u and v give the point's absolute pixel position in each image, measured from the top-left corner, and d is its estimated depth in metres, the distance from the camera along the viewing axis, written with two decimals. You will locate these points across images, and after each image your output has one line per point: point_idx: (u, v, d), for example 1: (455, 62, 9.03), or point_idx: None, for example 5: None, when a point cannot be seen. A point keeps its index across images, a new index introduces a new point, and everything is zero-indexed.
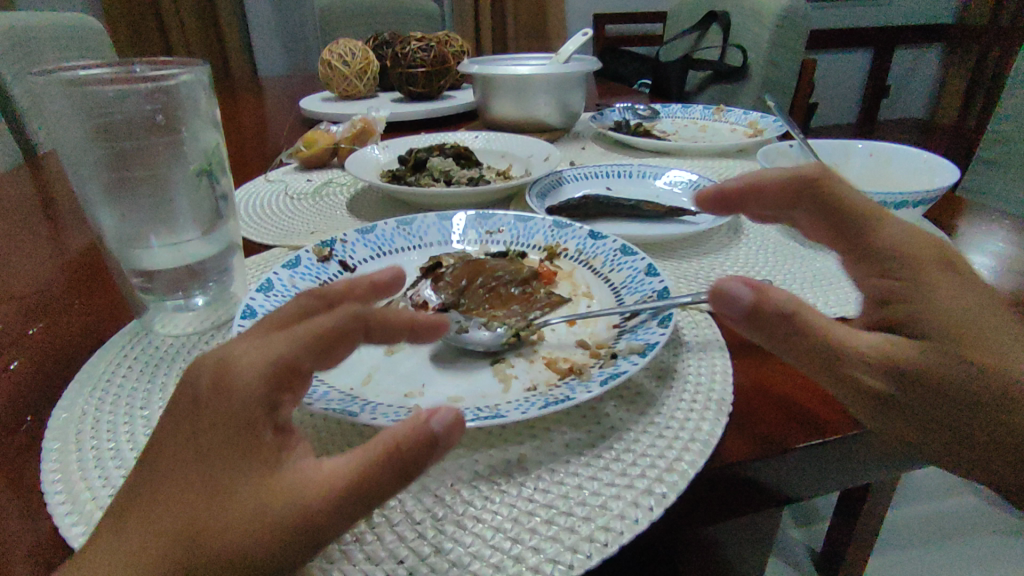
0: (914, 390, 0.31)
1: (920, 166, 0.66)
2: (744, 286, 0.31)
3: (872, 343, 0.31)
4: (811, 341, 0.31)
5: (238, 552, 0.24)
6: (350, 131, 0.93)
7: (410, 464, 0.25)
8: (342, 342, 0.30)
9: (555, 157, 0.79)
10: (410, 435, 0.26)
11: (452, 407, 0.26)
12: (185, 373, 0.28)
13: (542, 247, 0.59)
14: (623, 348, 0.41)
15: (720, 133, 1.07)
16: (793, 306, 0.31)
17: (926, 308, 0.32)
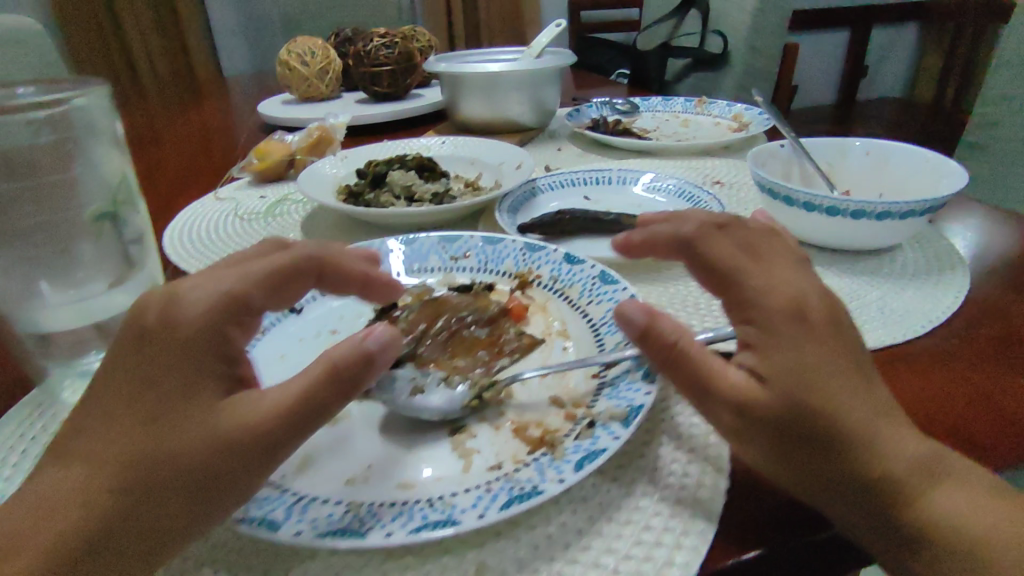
0: (758, 439, 0.28)
1: (924, 166, 0.60)
2: (638, 311, 0.30)
3: (734, 383, 0.29)
4: (689, 374, 0.29)
5: (189, 468, 0.25)
6: (306, 140, 0.85)
7: (348, 382, 0.27)
8: (294, 286, 0.34)
9: (527, 164, 0.72)
10: (347, 355, 0.28)
11: (387, 327, 0.28)
12: (132, 310, 0.29)
13: (513, 273, 0.53)
14: (601, 412, 0.35)
15: (704, 128, 1.01)
16: (676, 337, 0.30)
17: (776, 358, 0.28)
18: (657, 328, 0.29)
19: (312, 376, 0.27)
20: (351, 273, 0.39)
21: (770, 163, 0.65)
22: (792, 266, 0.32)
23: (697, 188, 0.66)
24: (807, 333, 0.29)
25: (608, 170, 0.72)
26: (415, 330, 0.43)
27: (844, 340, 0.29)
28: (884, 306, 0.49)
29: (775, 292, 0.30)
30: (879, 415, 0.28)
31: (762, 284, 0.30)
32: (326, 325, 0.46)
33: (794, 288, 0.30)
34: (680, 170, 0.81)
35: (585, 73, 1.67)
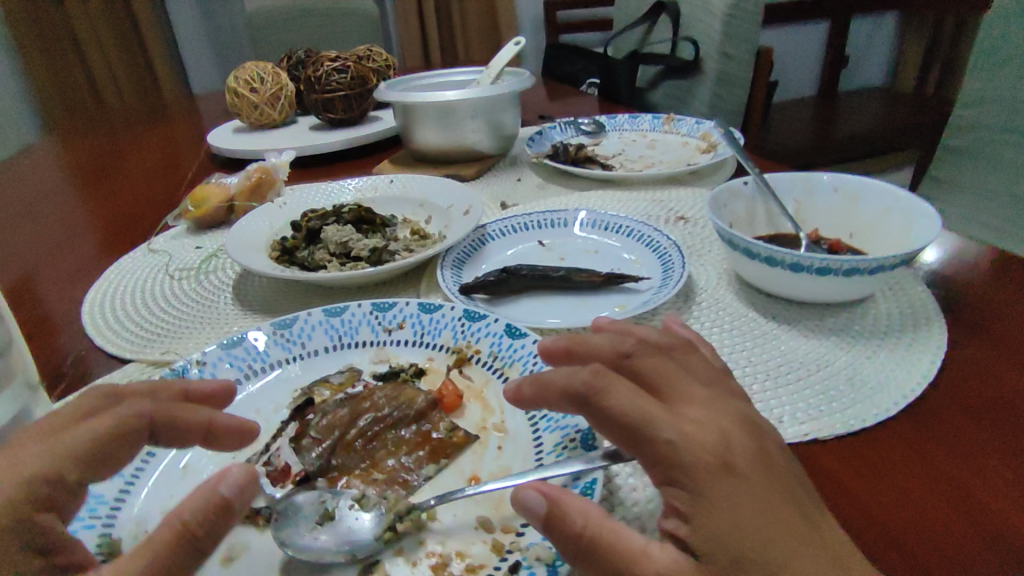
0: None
1: (895, 206, 0.56)
2: (537, 494, 0.28)
3: (663, 566, 0.26)
4: (602, 563, 0.27)
5: None
6: (246, 183, 0.80)
7: (203, 540, 0.25)
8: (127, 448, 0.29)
9: (476, 209, 0.68)
10: (197, 511, 0.25)
11: (241, 466, 0.26)
12: None
13: (451, 348, 0.48)
14: (528, 549, 0.31)
15: (671, 149, 0.96)
16: (583, 522, 0.27)
17: (703, 531, 0.26)
18: (559, 513, 0.27)
19: (155, 544, 0.24)
20: (193, 423, 0.33)
21: (732, 205, 0.61)
22: (708, 408, 0.30)
23: (655, 231, 0.62)
24: (737, 493, 0.27)
25: (562, 212, 0.67)
26: (331, 437, 0.39)
27: (774, 492, 0.28)
28: (854, 376, 0.44)
29: (698, 446, 0.28)
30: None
31: (676, 434, 0.28)
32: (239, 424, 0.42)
33: (717, 431, 0.29)
34: (643, 202, 0.77)
35: (556, 83, 1.62)
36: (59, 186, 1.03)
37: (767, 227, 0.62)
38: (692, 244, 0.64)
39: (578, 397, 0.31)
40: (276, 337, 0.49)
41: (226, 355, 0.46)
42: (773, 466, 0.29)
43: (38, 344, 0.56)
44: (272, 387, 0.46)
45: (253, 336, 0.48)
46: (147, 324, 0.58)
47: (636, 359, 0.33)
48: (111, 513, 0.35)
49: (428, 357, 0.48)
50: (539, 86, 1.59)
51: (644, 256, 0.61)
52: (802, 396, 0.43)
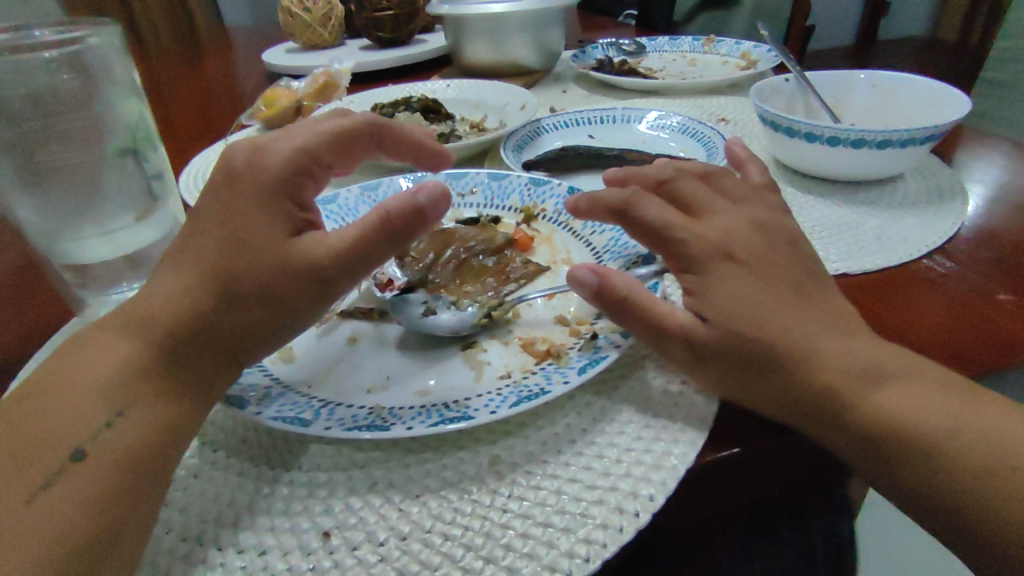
0: (706, 368, 0.33)
1: (929, 96, 0.60)
2: (591, 273, 0.35)
3: (683, 322, 0.33)
4: (641, 318, 0.34)
5: (264, 286, 0.31)
6: (312, 86, 0.86)
7: (400, 231, 0.32)
8: (355, 145, 0.39)
9: (531, 105, 0.73)
10: (400, 206, 0.32)
11: (438, 184, 0.32)
12: (223, 158, 0.35)
13: (519, 209, 0.54)
14: (604, 327, 0.38)
15: (711, 66, 0.99)
16: (627, 289, 0.34)
17: (708, 297, 0.33)
18: (606, 284, 0.34)
19: (368, 223, 0.32)
20: (407, 140, 0.43)
21: (773, 99, 0.65)
22: (722, 214, 0.36)
23: (698, 123, 0.67)
24: (742, 275, 0.33)
25: (612, 109, 0.72)
26: (426, 259, 0.46)
27: (778, 276, 0.34)
28: (882, 234, 0.50)
29: (704, 241, 0.34)
30: (818, 331, 0.32)
31: (691, 237, 0.35)
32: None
33: (737, 232, 0.35)
34: (684, 109, 0.81)
35: (594, 15, 1.62)
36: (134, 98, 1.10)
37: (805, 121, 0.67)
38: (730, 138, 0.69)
39: (617, 209, 0.37)
40: (365, 198, 0.56)
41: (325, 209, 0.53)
42: (780, 258, 0.35)
43: None
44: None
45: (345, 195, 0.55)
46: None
47: (673, 184, 0.39)
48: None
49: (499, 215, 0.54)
50: (576, 18, 1.60)
51: (687, 144, 0.66)
52: (838, 243, 0.49)
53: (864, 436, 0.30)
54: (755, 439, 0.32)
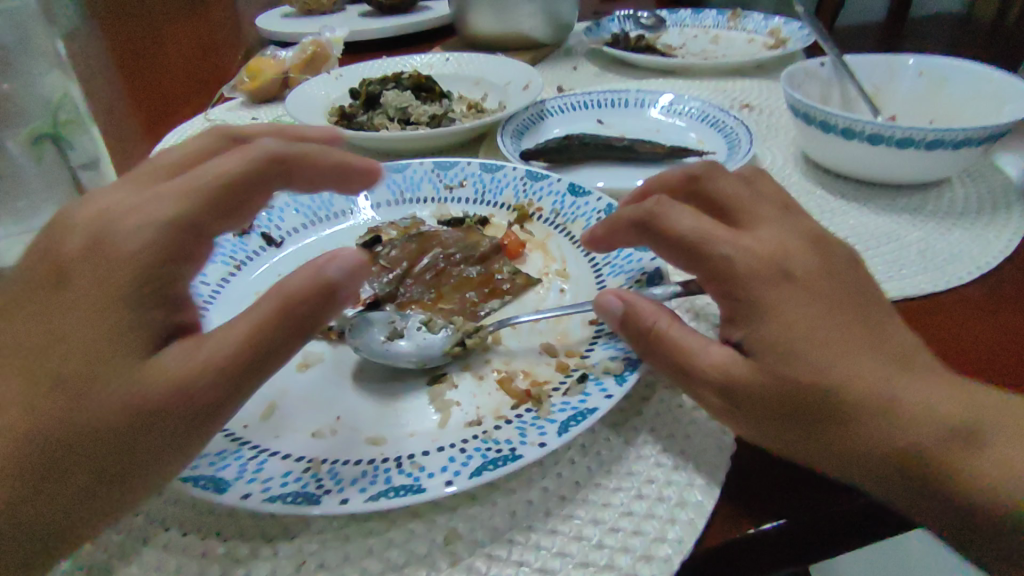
0: (750, 417, 0.27)
1: (987, 88, 0.53)
2: (616, 300, 0.30)
3: (721, 360, 0.27)
4: (667, 353, 0.29)
5: (112, 430, 0.23)
6: (300, 57, 0.79)
7: (307, 319, 0.25)
8: (252, 195, 0.30)
9: (535, 86, 0.66)
10: (308, 286, 0.25)
11: (349, 253, 0.26)
12: (52, 243, 0.26)
13: (513, 206, 0.49)
14: (595, 364, 0.31)
15: (736, 45, 0.90)
16: (655, 319, 0.29)
17: (758, 330, 0.27)
18: (632, 311, 0.29)
19: (263, 311, 0.25)
20: (325, 166, 0.35)
21: (806, 85, 0.58)
22: (772, 226, 0.30)
23: (717, 110, 0.60)
24: (800, 297, 0.27)
25: (625, 91, 0.65)
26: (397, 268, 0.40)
27: (840, 300, 0.28)
28: (926, 250, 0.43)
29: (755, 254, 0.28)
30: (889, 368, 0.26)
31: (734, 246, 0.29)
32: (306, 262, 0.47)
33: (792, 243, 0.29)
34: (705, 92, 0.73)
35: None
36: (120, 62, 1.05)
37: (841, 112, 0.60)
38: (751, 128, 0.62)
39: (642, 222, 0.32)
40: None
41: (292, 202, 0.51)
42: (840, 277, 0.29)
43: None
44: (339, 231, 0.49)
45: None
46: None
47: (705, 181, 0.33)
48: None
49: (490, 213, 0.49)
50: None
51: (706, 134, 0.59)
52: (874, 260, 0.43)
53: (955, 502, 0.24)
54: (804, 503, 0.27)
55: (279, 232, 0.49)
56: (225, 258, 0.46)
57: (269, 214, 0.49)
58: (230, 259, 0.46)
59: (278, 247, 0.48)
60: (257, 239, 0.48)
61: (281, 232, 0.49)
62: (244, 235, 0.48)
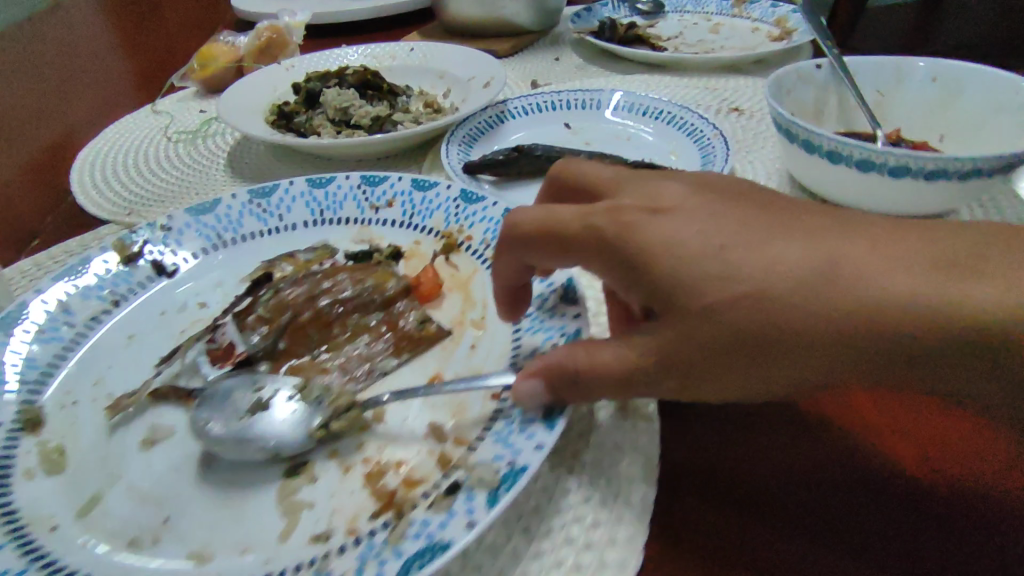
0: (691, 373, 0.26)
1: (1009, 101, 0.44)
2: (530, 378, 0.27)
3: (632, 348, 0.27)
4: (597, 379, 0.27)
5: None
6: (254, 43, 0.73)
7: None
8: None
9: (497, 82, 0.59)
10: None
11: None
12: None
13: (441, 233, 0.44)
14: (475, 466, 0.26)
15: (738, 35, 0.82)
16: (566, 356, 0.27)
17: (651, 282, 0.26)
18: (547, 368, 0.27)
19: None
20: None
21: (797, 93, 0.50)
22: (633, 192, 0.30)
23: (699, 117, 0.53)
24: (663, 220, 0.27)
25: (597, 91, 0.59)
26: (280, 319, 0.36)
27: (701, 207, 0.28)
28: None
29: (622, 215, 0.28)
30: (765, 239, 0.26)
31: (607, 219, 0.28)
32: (195, 296, 0.43)
33: (644, 197, 0.29)
34: (692, 90, 0.66)
35: None
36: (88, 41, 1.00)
37: (838, 124, 0.52)
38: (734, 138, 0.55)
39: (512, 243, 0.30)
40: (252, 206, 0.48)
41: (195, 223, 0.46)
42: (700, 198, 0.28)
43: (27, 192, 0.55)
44: (241, 257, 0.45)
45: (227, 202, 0.47)
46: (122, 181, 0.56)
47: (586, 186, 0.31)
48: (40, 376, 0.37)
49: (416, 237, 0.45)
50: None
51: (682, 146, 0.53)
52: None
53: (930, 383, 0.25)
54: None
55: (173, 260, 0.44)
56: (101, 291, 0.42)
57: (163, 237, 0.45)
58: (108, 292, 0.42)
59: (169, 277, 0.44)
60: (146, 268, 0.44)
61: (175, 260, 0.44)
62: (131, 263, 0.44)
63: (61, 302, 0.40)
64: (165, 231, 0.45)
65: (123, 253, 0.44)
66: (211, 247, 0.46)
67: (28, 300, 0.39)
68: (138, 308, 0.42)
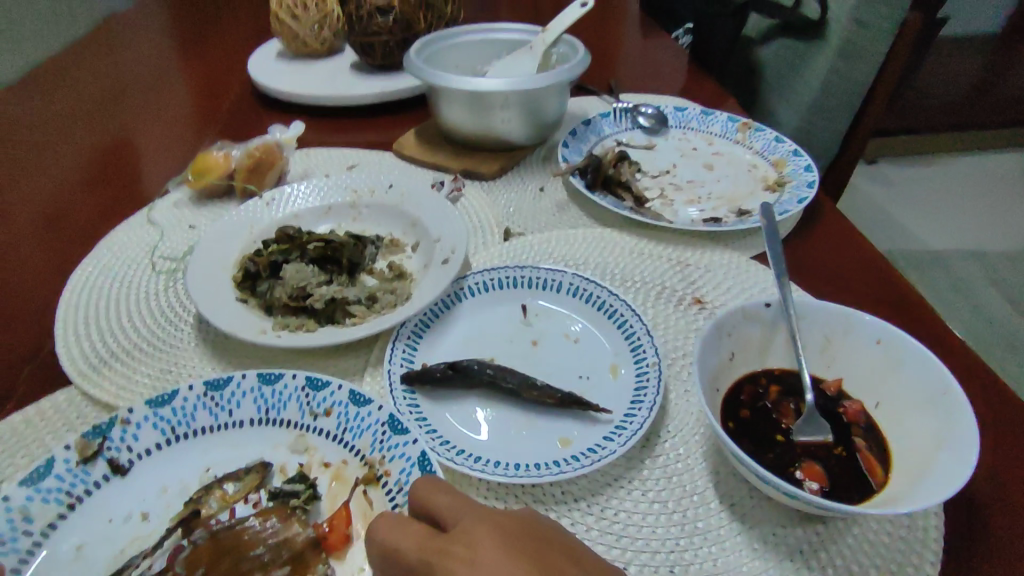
0: None
1: (934, 396, 0.44)
2: None
3: None
4: None
5: None
6: (247, 159, 0.75)
7: None
8: None
9: (455, 260, 0.60)
10: None
11: None
12: None
13: (364, 458, 0.47)
14: None
15: (733, 171, 0.80)
16: None
17: None
18: None
19: None
20: None
21: (741, 332, 0.51)
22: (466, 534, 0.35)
23: (644, 331, 0.55)
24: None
25: (559, 273, 0.60)
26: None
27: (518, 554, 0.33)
28: None
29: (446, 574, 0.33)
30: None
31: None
32: (139, 505, 0.45)
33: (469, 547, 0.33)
34: (660, 264, 0.65)
35: (655, 27, 1.39)
36: (117, 104, 1.05)
37: (783, 360, 0.52)
38: (679, 348, 0.56)
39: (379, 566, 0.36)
40: (206, 400, 0.50)
41: (152, 416, 0.48)
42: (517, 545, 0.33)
43: (19, 329, 0.61)
44: (191, 454, 0.48)
45: (184, 394, 0.49)
46: (98, 328, 0.60)
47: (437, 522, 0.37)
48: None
49: (343, 457, 0.47)
50: (631, 29, 1.37)
51: (623, 362, 0.54)
52: None
53: None
54: None
55: (128, 457, 0.47)
56: (59, 493, 0.44)
57: (122, 431, 0.47)
58: (64, 494, 0.44)
59: (124, 475, 0.46)
60: (102, 466, 0.46)
61: (130, 456, 0.47)
62: (90, 461, 0.46)
63: (20, 510, 0.42)
64: (124, 424, 0.47)
65: (84, 452, 0.46)
66: (166, 440, 0.48)
67: None
68: (91, 514, 0.44)
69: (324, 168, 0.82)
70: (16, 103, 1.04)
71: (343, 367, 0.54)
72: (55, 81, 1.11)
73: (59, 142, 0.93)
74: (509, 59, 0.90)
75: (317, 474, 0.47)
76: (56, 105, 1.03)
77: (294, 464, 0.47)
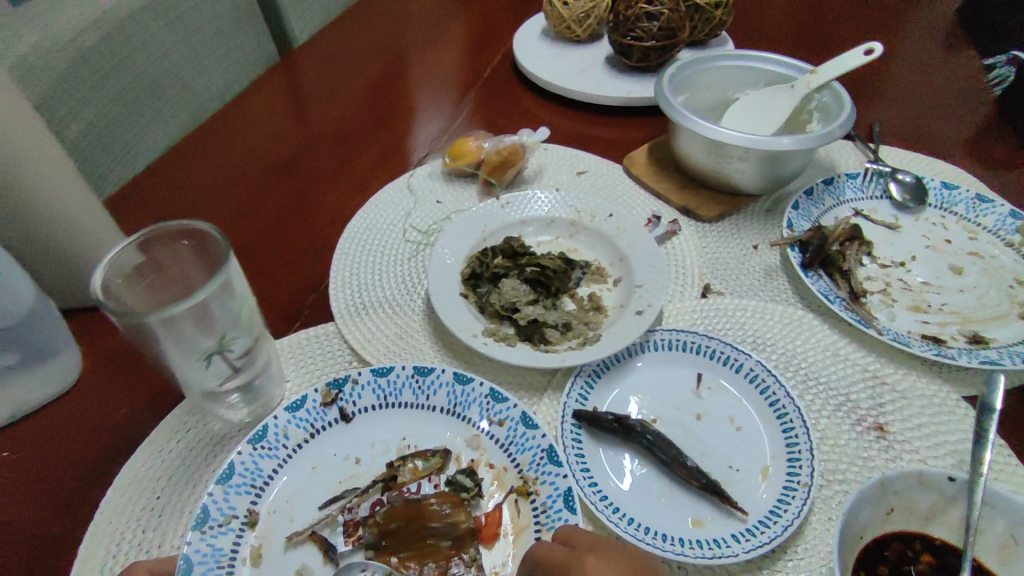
0: None
1: None
2: None
3: None
4: None
5: None
6: (495, 154, 0.86)
7: None
8: (113, 370, 0.68)
9: (649, 315, 0.65)
10: None
11: None
12: None
13: (520, 473, 0.57)
14: None
15: (985, 283, 0.72)
16: None
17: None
18: None
19: None
20: (130, 365, 0.68)
21: (911, 493, 0.51)
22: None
23: (808, 449, 0.56)
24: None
25: (744, 355, 0.63)
26: (387, 525, 0.53)
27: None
28: None
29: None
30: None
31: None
32: (356, 450, 0.60)
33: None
34: (853, 371, 0.64)
35: (960, 50, 1.19)
36: (402, 49, 1.21)
37: (948, 530, 0.52)
38: (837, 471, 0.57)
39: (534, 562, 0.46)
40: (411, 381, 0.63)
41: (373, 381, 0.63)
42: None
43: (306, 261, 0.79)
44: (381, 421, 0.61)
45: (398, 371, 0.63)
46: (359, 278, 0.76)
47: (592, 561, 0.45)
48: (261, 485, 0.56)
49: (504, 466, 0.58)
50: (925, 48, 1.20)
51: (776, 467, 0.56)
52: None
53: None
54: None
55: (353, 408, 0.62)
56: (307, 424, 0.60)
57: (352, 387, 0.62)
58: (310, 425, 0.60)
59: (348, 421, 0.61)
60: (335, 411, 0.61)
61: (354, 408, 0.62)
62: (329, 403, 0.61)
63: (283, 429, 0.59)
64: (354, 382, 0.62)
65: (326, 396, 0.61)
66: (380, 403, 0.62)
67: (265, 423, 0.58)
68: (321, 446, 0.59)
69: (555, 172, 0.89)
70: (323, 38, 1.24)
71: (527, 381, 0.65)
72: (362, 14, 1.31)
73: (357, 82, 1.12)
74: (766, 93, 0.86)
75: (482, 471, 0.58)
76: (361, 43, 1.23)
77: (466, 456, 0.59)
